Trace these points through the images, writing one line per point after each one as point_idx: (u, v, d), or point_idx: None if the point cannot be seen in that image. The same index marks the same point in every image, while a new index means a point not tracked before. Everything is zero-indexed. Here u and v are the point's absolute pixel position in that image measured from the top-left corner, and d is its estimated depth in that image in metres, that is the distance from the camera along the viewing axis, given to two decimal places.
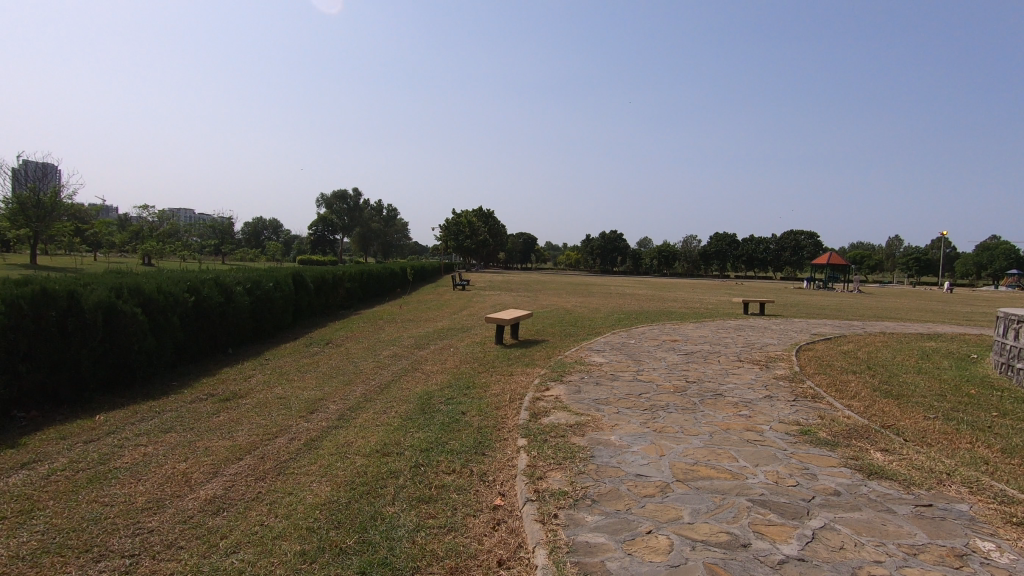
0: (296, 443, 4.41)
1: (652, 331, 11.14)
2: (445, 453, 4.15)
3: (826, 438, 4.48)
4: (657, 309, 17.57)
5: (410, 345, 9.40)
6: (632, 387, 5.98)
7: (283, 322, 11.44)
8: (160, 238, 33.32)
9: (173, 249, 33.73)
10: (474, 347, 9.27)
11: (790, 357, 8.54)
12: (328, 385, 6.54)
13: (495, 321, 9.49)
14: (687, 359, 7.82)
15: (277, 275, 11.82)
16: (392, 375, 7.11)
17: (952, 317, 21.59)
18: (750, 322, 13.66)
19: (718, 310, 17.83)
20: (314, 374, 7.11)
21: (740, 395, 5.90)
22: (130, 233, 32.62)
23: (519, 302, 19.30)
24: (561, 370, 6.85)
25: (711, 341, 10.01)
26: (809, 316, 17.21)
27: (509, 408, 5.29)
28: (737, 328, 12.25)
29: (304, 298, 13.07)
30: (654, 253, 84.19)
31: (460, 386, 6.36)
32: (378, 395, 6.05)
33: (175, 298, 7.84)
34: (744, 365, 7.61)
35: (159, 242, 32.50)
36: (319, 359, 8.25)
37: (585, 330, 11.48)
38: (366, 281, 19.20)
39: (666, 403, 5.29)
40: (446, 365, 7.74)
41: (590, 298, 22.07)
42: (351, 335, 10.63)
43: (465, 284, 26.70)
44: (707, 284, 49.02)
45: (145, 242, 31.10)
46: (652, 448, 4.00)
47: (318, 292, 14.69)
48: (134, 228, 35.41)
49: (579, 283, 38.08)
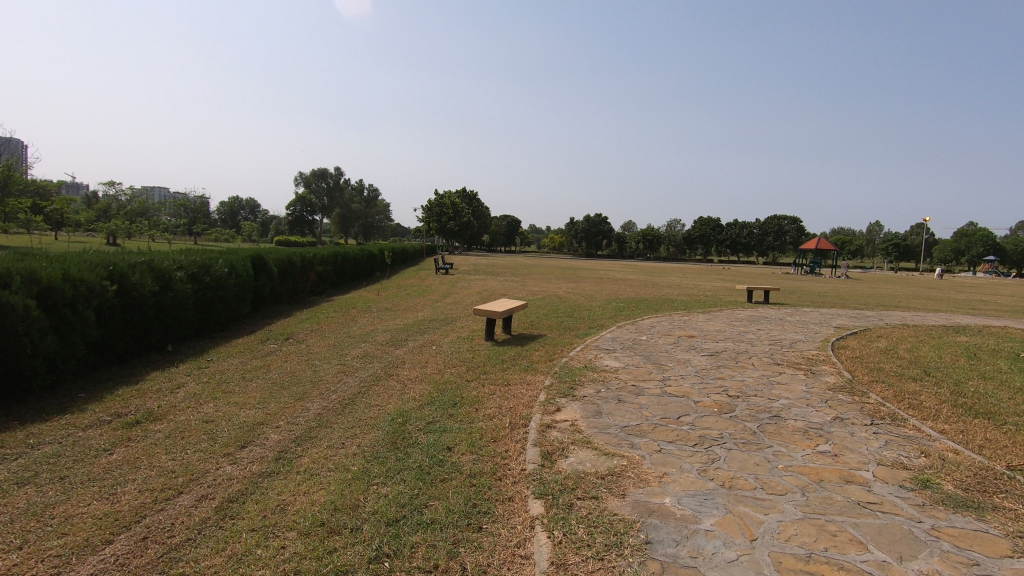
0: (203, 510, 3.00)
1: (662, 324, 9.84)
2: (423, 530, 2.78)
3: (957, 493, 3.21)
4: (656, 297, 16.31)
5: (385, 342, 7.97)
6: (666, 407, 4.67)
7: (237, 314, 9.91)
8: (126, 219, 31.31)
9: (141, 230, 31.74)
10: (461, 345, 7.88)
11: (830, 358, 7.31)
12: (276, 401, 5.11)
13: (485, 314, 8.08)
14: (716, 363, 6.55)
15: (232, 258, 10.24)
16: (360, 386, 5.69)
17: (956, 306, 20.66)
18: (762, 313, 12.46)
19: (719, 298, 16.61)
20: (260, 384, 5.68)
21: (803, 416, 4.63)
22: (92, 212, 30.54)
23: (507, 288, 17.87)
24: (571, 381, 5.50)
25: (732, 336, 8.77)
26: (817, 305, 16.05)
27: (511, 442, 3.93)
28: (752, 321, 11.01)
29: (266, 286, 11.55)
30: (640, 237, 83.39)
31: (443, 403, 4.97)
32: (338, 416, 4.66)
33: (90, 286, 6.27)
34: (785, 371, 6.36)
35: (126, 222, 30.59)
36: (273, 361, 6.80)
37: (586, 322, 10.17)
38: (340, 265, 17.63)
39: (719, 436, 3.98)
40: (427, 370, 6.36)
41: (581, 284, 20.68)
42: (318, 328, 9.17)
43: (449, 268, 25.22)
44: (694, 269, 48.16)
45: (109, 223, 28.95)
46: (733, 525, 2.68)
47: (284, 277, 13.17)
48: (98, 206, 33.23)
49: (568, 267, 36.68)
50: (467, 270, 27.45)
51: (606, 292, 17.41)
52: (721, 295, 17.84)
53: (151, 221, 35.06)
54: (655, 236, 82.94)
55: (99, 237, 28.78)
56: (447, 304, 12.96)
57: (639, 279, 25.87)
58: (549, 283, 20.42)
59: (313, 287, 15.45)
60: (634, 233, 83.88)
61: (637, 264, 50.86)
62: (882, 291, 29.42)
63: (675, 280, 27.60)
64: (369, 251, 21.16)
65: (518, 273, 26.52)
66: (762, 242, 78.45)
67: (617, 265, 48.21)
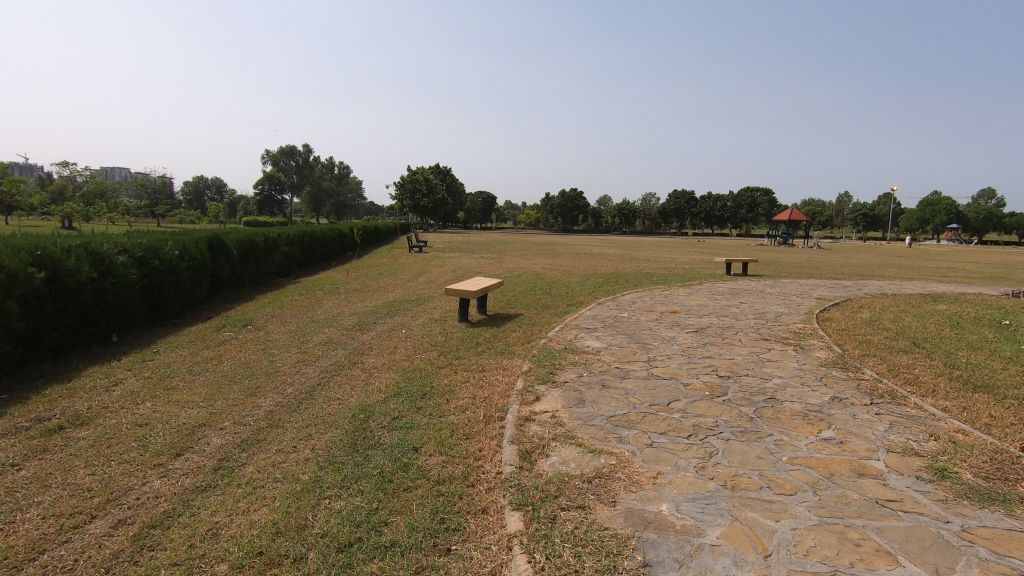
0: (116, 541, 2.51)
1: (643, 300, 9.50)
2: (379, 557, 2.34)
3: (979, 483, 2.89)
4: (635, 272, 16.01)
5: (351, 327, 7.44)
6: (654, 392, 4.29)
7: (192, 299, 9.22)
8: (82, 201, 29.84)
9: (99, 212, 30.19)
10: (433, 328, 7.40)
11: (817, 332, 7.05)
12: (223, 398, 4.59)
13: (458, 293, 7.60)
14: (702, 341, 6.22)
15: (185, 240, 9.50)
16: (320, 376, 5.19)
17: (926, 273, 20.88)
18: (742, 286, 12.24)
19: (697, 271, 16.40)
20: (209, 379, 5.14)
21: (800, 397, 4.31)
22: (45, 194, 28.99)
23: (482, 266, 17.37)
24: (550, 365, 5.09)
25: (715, 310, 8.49)
26: (795, 276, 15.96)
27: (485, 440, 3.50)
28: (733, 294, 10.76)
29: (225, 268, 10.82)
30: (615, 210, 83.33)
31: (411, 395, 4.51)
32: (292, 413, 4.17)
33: (12, 274, 5.59)
34: (774, 347, 6.06)
35: (83, 205, 29.15)
36: (226, 351, 6.23)
37: (565, 299, 9.79)
38: (308, 245, 16.87)
39: (714, 424, 3.62)
40: (395, 356, 5.89)
41: (558, 260, 20.31)
42: (279, 313, 8.57)
43: (423, 246, 24.57)
44: (669, 242, 48.26)
45: (63, 205, 27.38)
46: (742, 538, 2.30)
47: (245, 259, 12.42)
48: (51, 188, 31.54)
49: (544, 242, 36.23)
50: (441, 247, 26.83)
51: (583, 268, 17.05)
52: (699, 268, 17.65)
53: (109, 203, 33.39)
54: (630, 209, 82.89)
55: (54, 220, 27.40)
56: (419, 284, 12.42)
57: (615, 254, 25.60)
58: (525, 260, 19.97)
59: (279, 268, 14.71)
60: (609, 208, 83.78)
61: (613, 238, 50.68)
62: (853, 260, 29.74)
63: (651, 254, 27.42)
64: (339, 230, 20.37)
65: (494, 249, 26.02)
66: (735, 214, 79.06)
67: (592, 240, 48.02)
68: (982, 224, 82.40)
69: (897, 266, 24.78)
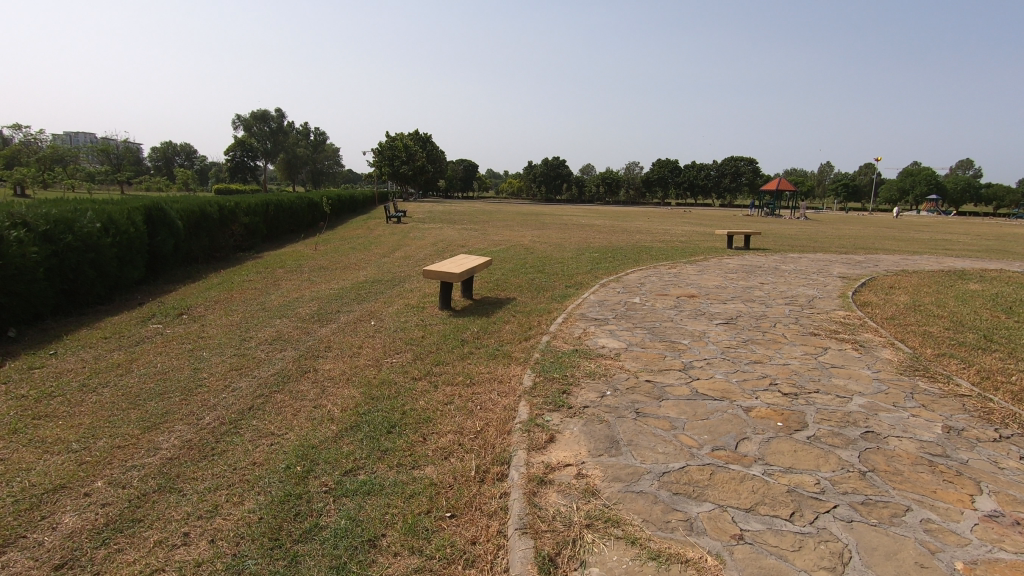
0: None
1: (652, 280, 8.30)
2: None
3: None
4: (631, 246, 14.81)
5: (308, 318, 6.12)
6: (710, 426, 3.10)
7: (122, 281, 7.77)
8: (35, 166, 27.66)
9: (56, 179, 28.00)
10: (408, 319, 6.11)
11: (865, 322, 5.95)
12: (110, 433, 3.28)
13: (438, 276, 6.30)
14: (740, 337, 5.07)
15: (114, 209, 7.99)
16: (255, 393, 3.91)
17: (924, 246, 20.10)
18: (753, 262, 11.12)
19: (696, 245, 15.25)
20: (104, 399, 3.83)
21: (906, 428, 3.17)
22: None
23: (466, 238, 16.02)
24: (561, 378, 3.86)
25: (737, 293, 7.36)
26: (800, 250, 14.92)
27: (481, 523, 2.29)
28: (748, 272, 9.63)
29: (167, 243, 9.33)
30: (599, 179, 81.81)
31: (374, 429, 3.25)
32: (202, 463, 2.91)
33: None
34: (829, 345, 4.93)
35: (35, 169, 26.96)
36: (143, 353, 4.90)
37: (562, 279, 8.57)
38: (272, 215, 15.32)
39: (819, 489, 2.44)
40: (360, 360, 4.64)
41: (547, 232, 19.03)
42: (226, 298, 7.20)
43: (401, 216, 23.05)
44: (655, 212, 47.21)
45: (14, 170, 25.30)
46: None
47: (194, 232, 10.89)
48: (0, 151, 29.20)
49: (530, 213, 34.82)
50: (422, 218, 25.34)
51: (574, 240, 15.80)
52: (696, 241, 16.53)
53: (67, 168, 30.98)
54: (615, 178, 81.41)
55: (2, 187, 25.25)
56: (394, 260, 11.06)
57: (604, 225, 24.41)
58: (510, 232, 18.62)
59: (238, 241, 13.18)
60: (593, 177, 82.31)
61: (598, 208, 49.47)
62: (844, 232, 28.97)
63: (641, 225, 26.26)
64: (309, 199, 18.77)
65: (477, 220, 24.62)
66: (720, 184, 78.09)
67: (577, 209, 46.65)
68: (960, 196, 82.83)
69: (893, 239, 23.95)
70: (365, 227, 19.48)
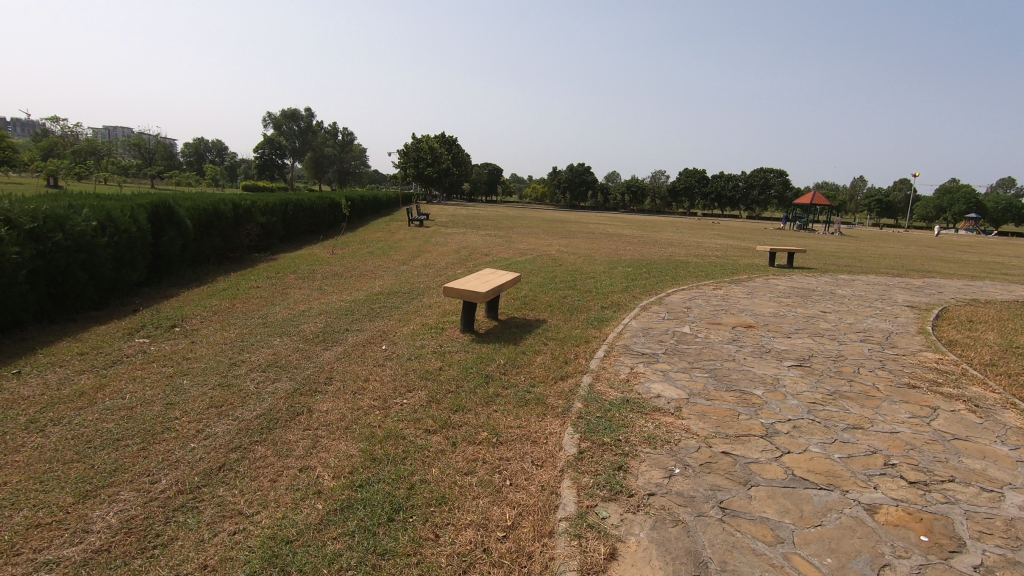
0: None
1: (698, 303, 7.38)
2: None
3: None
4: (666, 260, 13.87)
5: (312, 338, 5.39)
6: (830, 541, 2.24)
7: (119, 285, 7.17)
8: (70, 157, 27.99)
9: (89, 171, 28.21)
10: (424, 344, 5.33)
11: (967, 370, 4.97)
12: (36, 500, 2.56)
13: (461, 295, 5.52)
14: (823, 388, 4.16)
15: (115, 205, 7.40)
16: (231, 444, 3.16)
17: (979, 269, 18.68)
18: (805, 285, 10.10)
19: (736, 262, 14.23)
20: (48, 443, 3.12)
21: None
22: (30, 150, 27.14)
23: (490, 245, 15.26)
24: (612, 445, 3.03)
25: (801, 324, 6.43)
26: (850, 271, 13.78)
27: None
28: (803, 296, 8.65)
29: (173, 243, 8.75)
30: (624, 187, 80.63)
31: (370, 514, 2.47)
32: (135, 565, 2.15)
33: None
34: (938, 404, 3.98)
35: (69, 160, 27.19)
36: (116, 377, 4.20)
37: (596, 299, 7.74)
38: (291, 215, 14.79)
39: None
40: (363, 400, 3.87)
41: (575, 241, 18.18)
42: (226, 308, 6.53)
43: (424, 219, 22.44)
44: (682, 223, 45.95)
45: (48, 162, 25.50)
46: None
47: (205, 232, 10.32)
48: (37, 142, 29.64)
49: (556, 220, 33.99)
50: (446, 222, 24.69)
51: (604, 252, 14.93)
52: (735, 257, 15.49)
53: (101, 162, 31.16)
54: (641, 187, 80.15)
55: (36, 178, 25.49)
56: (413, 268, 10.32)
57: (633, 235, 23.46)
58: (535, 240, 17.78)
59: (253, 241, 12.63)
60: (619, 185, 81.15)
61: (623, 217, 48.47)
62: (885, 250, 27.47)
63: (672, 236, 25.20)
64: (330, 200, 18.27)
65: (502, 226, 23.87)
66: (749, 195, 76.23)
67: (602, 218, 45.71)
68: (1003, 215, 79.48)
69: (943, 260, 22.48)
70: (387, 230, 18.87)
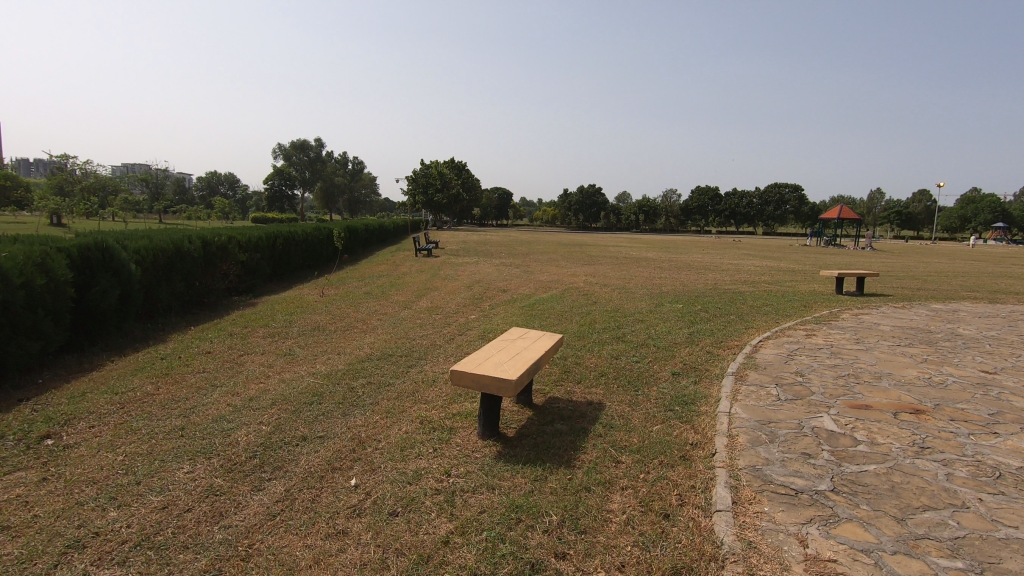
0: None
1: (808, 365, 5.26)
2: None
3: None
4: (715, 291, 11.77)
5: (244, 461, 3.37)
6: None
7: (12, 361, 5.26)
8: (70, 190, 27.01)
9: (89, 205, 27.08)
10: (423, 468, 3.29)
11: None
12: None
13: (479, 387, 3.50)
14: None
15: (11, 251, 5.52)
16: None
17: None
18: (913, 325, 7.92)
19: (796, 290, 12.13)
20: None
21: None
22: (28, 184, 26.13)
23: (508, 278, 13.27)
24: None
25: (987, 403, 4.27)
26: (937, 299, 11.55)
27: None
28: (929, 345, 6.49)
29: (109, 295, 6.86)
30: (637, 207, 78.85)
31: None
32: None
33: None
34: None
35: (68, 193, 26.14)
36: None
37: (660, 360, 5.67)
38: (279, 250, 12.98)
39: None
40: None
41: (603, 269, 16.14)
42: (145, 397, 4.58)
43: (433, 248, 20.60)
44: (702, 243, 43.81)
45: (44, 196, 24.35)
46: None
47: (162, 276, 8.47)
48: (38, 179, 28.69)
49: (572, 243, 32.11)
50: (457, 250, 22.85)
51: (638, 283, 12.87)
52: (789, 284, 13.32)
53: (109, 199, 29.90)
54: (654, 207, 78.35)
55: (31, 215, 24.36)
56: (416, 315, 8.36)
57: (660, 260, 21.42)
58: (558, 269, 15.80)
59: (231, 283, 10.77)
60: (633, 205, 79.48)
61: (638, 239, 46.60)
62: (933, 265, 25.17)
63: (701, 259, 23.14)
64: (327, 230, 16.54)
65: (517, 253, 21.98)
66: (766, 211, 74.07)
67: (616, 240, 43.88)
68: None
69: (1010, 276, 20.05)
70: (390, 264, 17.03)
